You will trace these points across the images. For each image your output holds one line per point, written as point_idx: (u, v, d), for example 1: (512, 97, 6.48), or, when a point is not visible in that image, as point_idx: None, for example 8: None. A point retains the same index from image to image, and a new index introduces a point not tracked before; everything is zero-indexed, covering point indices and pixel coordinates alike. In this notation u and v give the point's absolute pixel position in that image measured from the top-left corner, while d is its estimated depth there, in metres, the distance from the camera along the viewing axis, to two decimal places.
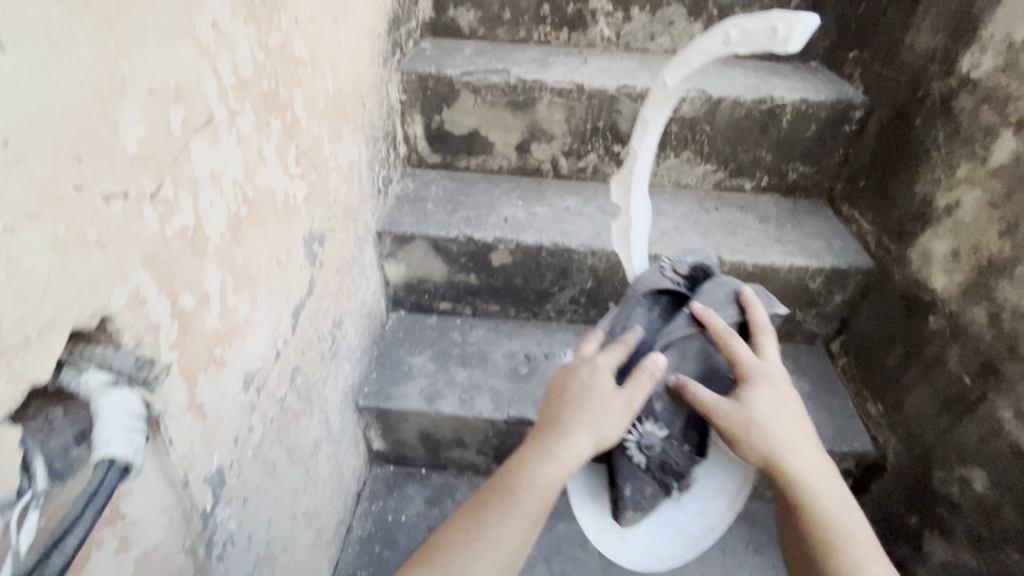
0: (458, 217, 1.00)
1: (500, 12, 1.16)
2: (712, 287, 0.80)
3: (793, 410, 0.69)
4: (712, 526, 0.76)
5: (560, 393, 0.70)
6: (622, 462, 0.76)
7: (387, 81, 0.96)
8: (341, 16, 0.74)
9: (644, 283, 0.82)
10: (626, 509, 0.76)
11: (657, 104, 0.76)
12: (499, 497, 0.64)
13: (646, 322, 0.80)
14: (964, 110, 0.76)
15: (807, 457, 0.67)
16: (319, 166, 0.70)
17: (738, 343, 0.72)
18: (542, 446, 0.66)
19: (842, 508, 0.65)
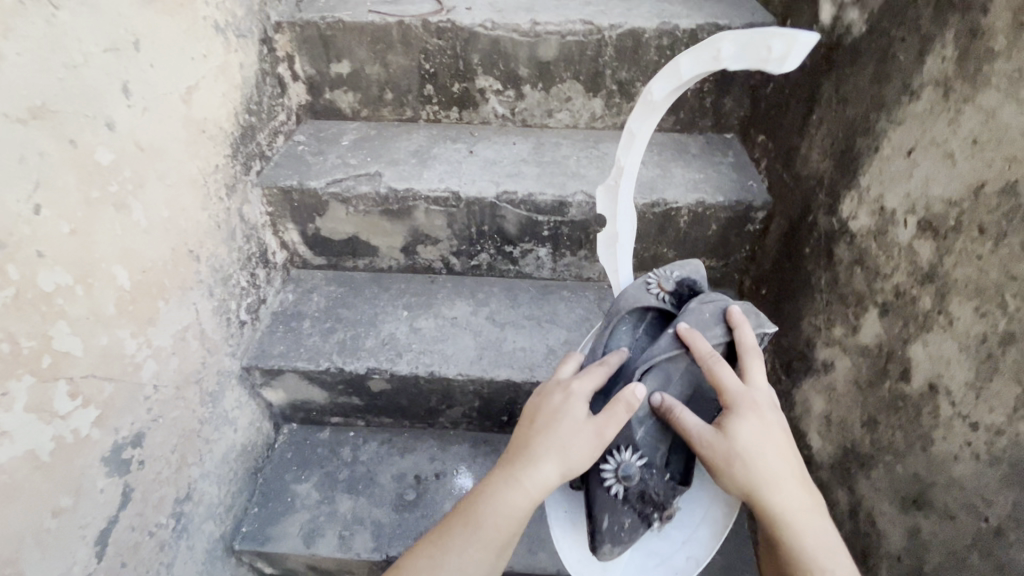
0: (333, 342, 0.95)
1: (381, 93, 1.05)
2: (698, 305, 0.70)
3: (783, 443, 0.61)
4: (697, 558, 0.69)
5: (532, 415, 0.67)
6: (599, 493, 0.67)
7: (237, 208, 0.88)
8: (138, 190, 0.66)
9: (626, 300, 0.74)
10: (604, 544, 0.66)
11: (640, 114, 0.68)
12: (464, 525, 0.62)
13: (630, 340, 0.73)
14: (842, 262, 0.68)
15: (795, 495, 0.59)
16: (121, 371, 0.64)
17: (724, 368, 0.64)
18: (509, 477, 0.62)
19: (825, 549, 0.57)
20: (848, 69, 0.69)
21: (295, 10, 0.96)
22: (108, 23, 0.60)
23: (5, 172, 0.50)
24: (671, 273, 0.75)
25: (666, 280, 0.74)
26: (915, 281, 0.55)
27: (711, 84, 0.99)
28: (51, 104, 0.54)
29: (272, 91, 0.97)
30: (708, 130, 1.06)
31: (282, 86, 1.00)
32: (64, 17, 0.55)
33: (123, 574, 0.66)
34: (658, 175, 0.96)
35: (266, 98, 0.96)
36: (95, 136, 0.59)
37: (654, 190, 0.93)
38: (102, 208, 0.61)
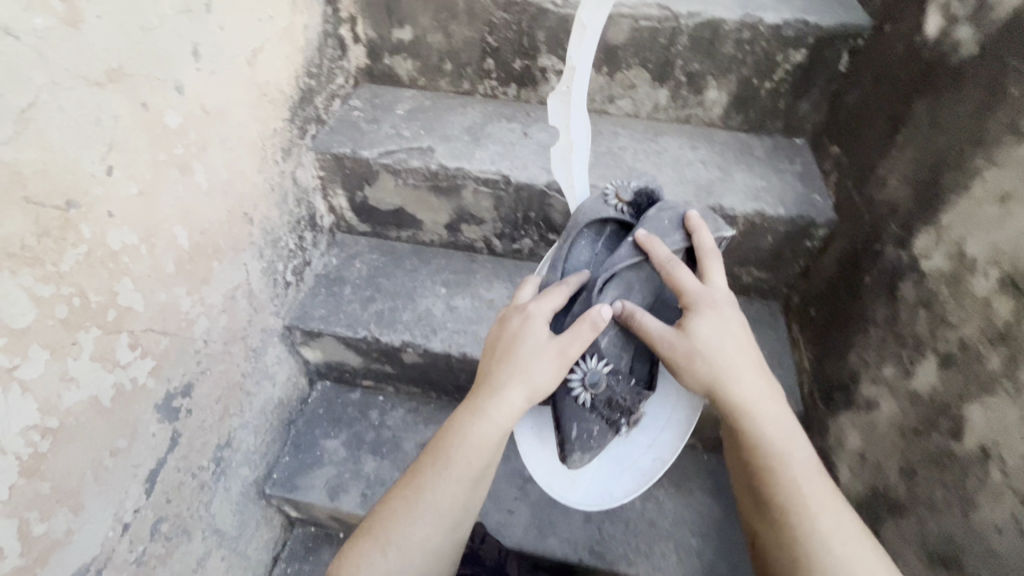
0: (372, 311, 0.97)
1: (440, 63, 1.02)
2: (657, 214, 0.78)
3: (741, 337, 0.67)
4: (662, 459, 0.78)
5: (493, 346, 0.72)
6: (568, 405, 0.75)
7: (291, 171, 0.89)
8: (201, 152, 0.67)
9: (586, 213, 0.81)
10: (574, 451, 0.74)
11: (590, 5, 0.74)
12: (432, 461, 0.67)
13: (589, 254, 0.81)
14: (905, 300, 0.64)
15: (752, 384, 0.65)
16: (176, 325, 0.68)
17: (682, 272, 0.71)
18: (474, 411, 0.67)
19: (787, 435, 0.62)
20: (948, 92, 0.63)
21: None
22: None
23: (84, 134, 0.51)
24: (628, 184, 0.82)
25: (625, 192, 0.82)
26: (985, 338, 0.52)
27: (788, 85, 0.93)
28: (126, 68, 0.55)
29: (333, 53, 0.97)
30: (776, 132, 1.00)
31: (342, 47, 0.99)
32: None
33: (167, 509, 0.72)
34: (717, 178, 0.92)
35: (326, 59, 0.95)
36: (165, 99, 0.60)
37: (711, 194, 0.89)
38: (168, 169, 0.62)
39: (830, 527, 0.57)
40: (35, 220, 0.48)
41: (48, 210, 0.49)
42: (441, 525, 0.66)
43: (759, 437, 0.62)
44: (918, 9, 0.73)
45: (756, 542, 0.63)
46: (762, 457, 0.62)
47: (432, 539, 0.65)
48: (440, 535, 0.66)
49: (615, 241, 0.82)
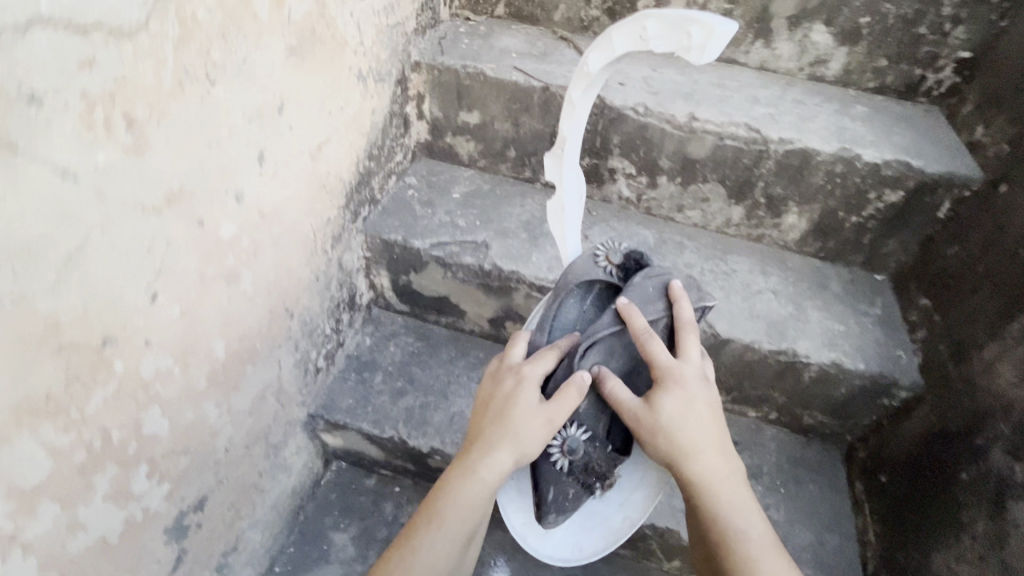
0: (402, 407, 0.91)
1: (504, 149, 0.97)
2: (642, 280, 0.72)
3: (705, 415, 0.65)
4: (631, 519, 0.74)
5: (483, 403, 0.69)
6: (545, 466, 0.70)
7: (338, 256, 0.84)
8: (251, 258, 0.62)
9: (575, 272, 0.73)
10: (550, 514, 0.70)
11: (579, 83, 0.64)
12: (426, 521, 0.65)
13: (577, 312, 0.74)
14: (1017, 526, 0.57)
15: (714, 465, 0.63)
16: (199, 441, 0.62)
17: (655, 342, 0.66)
18: (467, 470, 0.65)
19: (747, 522, 0.61)
20: None
21: (440, 52, 0.91)
22: (259, 90, 0.55)
23: (132, 266, 0.46)
24: (619, 246, 0.75)
25: (615, 253, 0.74)
26: None
27: (877, 222, 0.86)
28: (187, 187, 0.50)
29: (396, 131, 0.92)
30: (855, 265, 0.93)
31: (406, 125, 0.95)
32: (219, 93, 0.50)
33: None
34: (790, 315, 0.85)
35: (389, 139, 0.90)
36: (222, 211, 0.55)
37: (783, 335, 0.82)
38: (215, 283, 0.57)
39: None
40: (66, 368, 0.43)
41: (81, 355, 0.44)
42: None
43: (720, 521, 0.61)
44: None
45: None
46: (720, 543, 0.61)
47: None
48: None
49: (606, 302, 0.75)
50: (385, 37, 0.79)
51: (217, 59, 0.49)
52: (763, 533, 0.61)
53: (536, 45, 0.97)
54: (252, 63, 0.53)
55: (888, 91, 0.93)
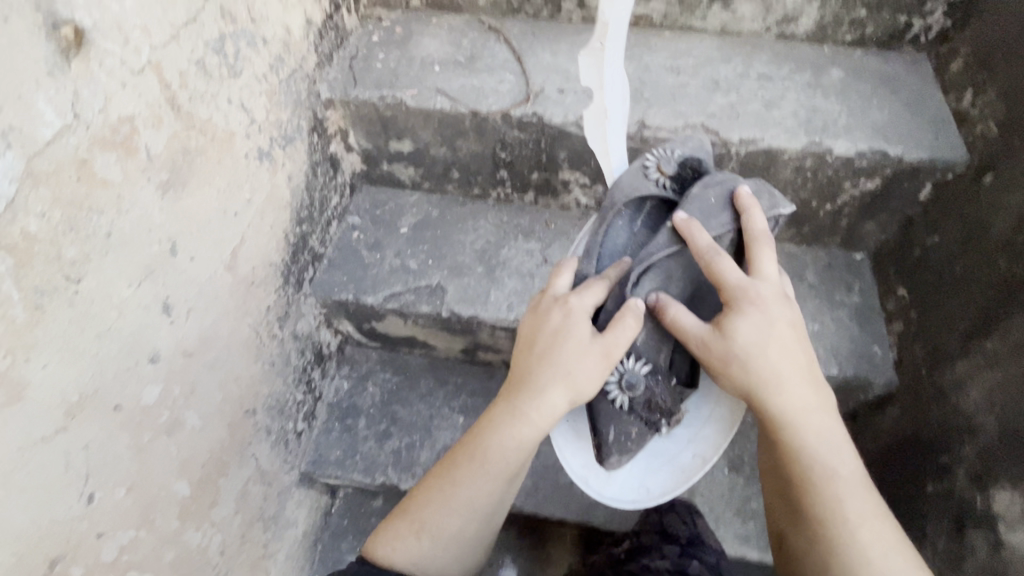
0: (389, 451, 0.93)
1: (447, 171, 0.89)
2: (701, 189, 0.66)
3: (786, 334, 0.59)
4: (703, 456, 0.72)
5: (531, 339, 0.63)
6: (603, 405, 0.69)
7: (291, 330, 0.81)
8: (190, 397, 0.61)
9: (623, 189, 0.69)
10: (612, 454, 0.69)
11: None
12: (470, 457, 0.61)
13: (627, 235, 0.71)
14: (973, 553, 0.60)
15: (797, 392, 0.58)
16: (190, 564, 0.65)
17: (724, 260, 0.61)
18: (516, 409, 0.60)
19: (831, 447, 0.57)
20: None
21: (353, 82, 0.80)
22: (138, 250, 0.50)
23: (54, 487, 0.45)
24: (672, 153, 0.70)
25: (667, 162, 0.69)
26: None
27: (853, 208, 0.79)
28: (88, 390, 0.47)
29: (325, 177, 0.84)
30: (833, 247, 0.87)
31: (336, 164, 0.87)
32: (87, 285, 0.45)
33: None
34: None
35: (319, 189, 0.83)
36: (139, 381, 0.53)
37: None
38: (156, 442, 0.56)
39: (872, 544, 0.53)
40: None
41: None
42: (475, 518, 0.61)
43: (802, 447, 0.57)
44: None
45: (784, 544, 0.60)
46: (801, 469, 0.56)
47: (467, 529, 0.61)
48: (475, 527, 0.61)
49: (657, 220, 0.71)
50: (282, 95, 0.69)
51: (71, 255, 0.43)
52: (850, 459, 0.56)
53: (462, 47, 0.84)
54: (118, 231, 0.47)
55: (868, 42, 0.81)
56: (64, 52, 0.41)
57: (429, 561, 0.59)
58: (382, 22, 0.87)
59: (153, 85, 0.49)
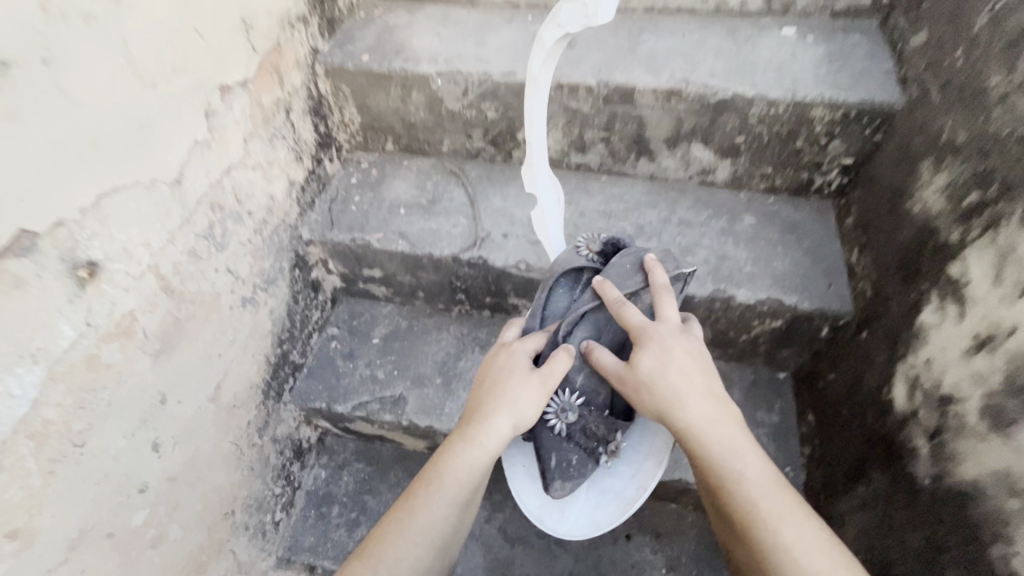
0: (358, 539, 1.03)
1: (413, 291, 1.02)
2: (619, 259, 0.73)
3: (686, 362, 0.62)
4: (645, 485, 0.71)
5: (482, 378, 0.68)
6: (545, 437, 0.71)
7: (270, 435, 0.94)
8: (172, 512, 0.73)
9: (557, 262, 0.75)
10: (556, 479, 0.70)
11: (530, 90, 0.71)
12: (427, 484, 0.61)
13: (567, 301, 0.75)
14: None
15: (697, 406, 0.60)
16: None
17: (629, 305, 0.67)
18: (468, 435, 0.63)
19: (737, 452, 0.58)
20: (902, 495, 0.62)
21: (330, 225, 0.94)
22: (134, 408, 0.63)
23: None
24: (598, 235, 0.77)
25: (594, 241, 0.76)
26: None
27: (766, 340, 0.88)
28: (87, 526, 0.60)
29: (306, 299, 0.98)
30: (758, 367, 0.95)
31: (317, 286, 1.01)
32: (90, 446, 0.58)
33: None
34: None
35: (300, 311, 0.96)
36: (129, 509, 0.65)
37: (676, 464, 0.88)
38: (142, 556, 0.68)
39: (796, 543, 0.52)
40: None
41: None
42: (432, 550, 0.60)
43: (709, 459, 0.58)
44: (891, 356, 0.68)
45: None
46: (712, 477, 0.57)
47: (423, 563, 0.60)
48: (430, 560, 0.60)
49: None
50: (264, 248, 0.83)
51: (78, 427, 0.56)
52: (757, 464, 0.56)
53: (425, 190, 0.98)
54: (117, 398, 0.61)
55: (779, 191, 0.91)
56: (80, 283, 0.54)
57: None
58: (361, 164, 1.02)
59: (150, 281, 0.63)
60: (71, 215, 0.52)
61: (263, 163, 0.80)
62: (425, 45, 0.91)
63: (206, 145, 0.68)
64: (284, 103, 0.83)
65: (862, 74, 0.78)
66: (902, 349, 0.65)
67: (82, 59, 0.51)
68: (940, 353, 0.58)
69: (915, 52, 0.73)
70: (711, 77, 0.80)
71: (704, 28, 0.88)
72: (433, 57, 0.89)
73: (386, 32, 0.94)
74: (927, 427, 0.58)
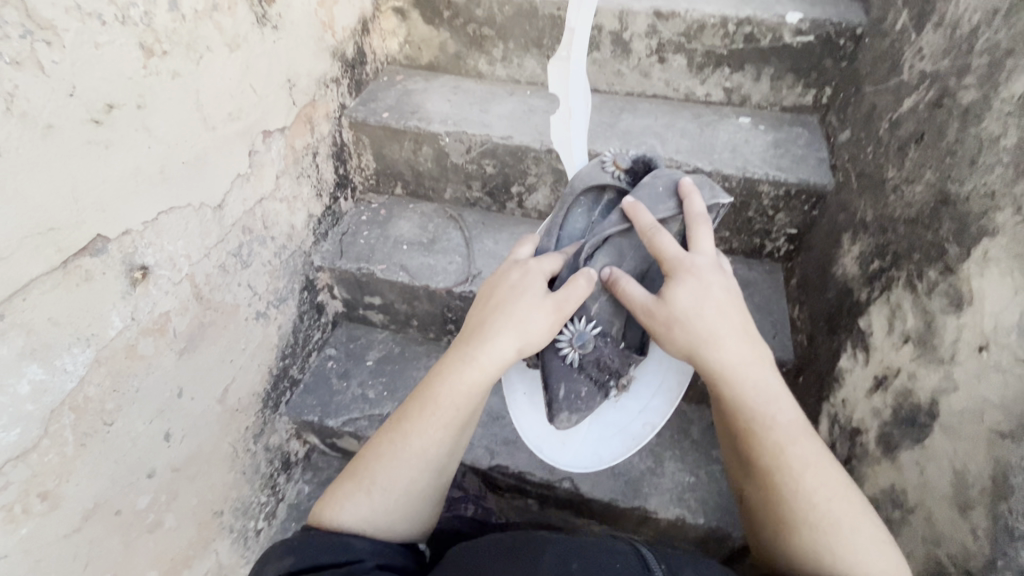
0: None
1: (408, 319, 1.12)
2: (652, 180, 0.80)
3: (719, 301, 0.68)
4: (652, 423, 0.87)
5: (488, 298, 0.77)
6: (558, 365, 0.83)
7: (264, 443, 1.01)
8: (171, 502, 0.79)
9: (583, 179, 0.85)
10: (563, 410, 0.82)
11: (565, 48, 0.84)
12: (419, 409, 0.74)
13: (585, 221, 0.86)
14: None
15: (732, 348, 0.66)
16: None
17: (664, 238, 0.72)
18: (462, 360, 0.73)
19: (765, 398, 0.64)
20: None
21: (339, 255, 1.05)
22: (156, 397, 0.72)
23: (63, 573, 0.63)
24: (626, 154, 0.85)
25: (622, 159, 0.85)
26: None
27: None
28: (101, 500, 0.66)
29: (310, 320, 1.08)
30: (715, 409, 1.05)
31: (322, 308, 1.11)
32: (117, 426, 0.66)
33: None
34: (648, 469, 0.98)
35: (304, 330, 1.06)
36: (137, 492, 0.72)
37: (637, 493, 0.96)
38: (140, 539, 0.74)
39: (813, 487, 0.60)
40: None
41: None
42: (421, 469, 0.73)
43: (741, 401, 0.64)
44: (818, 398, 0.78)
45: (752, 512, 0.66)
46: (743, 420, 0.63)
47: (414, 476, 0.73)
48: (420, 474, 0.73)
49: (612, 207, 0.86)
50: (282, 270, 0.94)
51: (111, 407, 0.65)
52: (786, 406, 0.62)
53: (427, 230, 1.11)
54: (144, 386, 0.69)
55: (737, 252, 1.04)
56: (133, 284, 0.65)
57: (382, 508, 0.72)
58: (372, 204, 1.16)
59: (187, 288, 0.73)
60: (137, 227, 0.63)
61: (290, 196, 0.93)
62: (437, 109, 1.06)
63: (246, 178, 0.81)
64: (313, 147, 0.97)
65: (802, 160, 0.94)
66: (826, 390, 0.76)
67: (165, 103, 0.63)
68: (851, 392, 0.69)
69: (843, 145, 0.88)
70: (677, 153, 0.95)
71: (673, 112, 1.05)
72: (444, 119, 1.04)
73: (405, 95, 1.09)
74: (844, 456, 0.68)
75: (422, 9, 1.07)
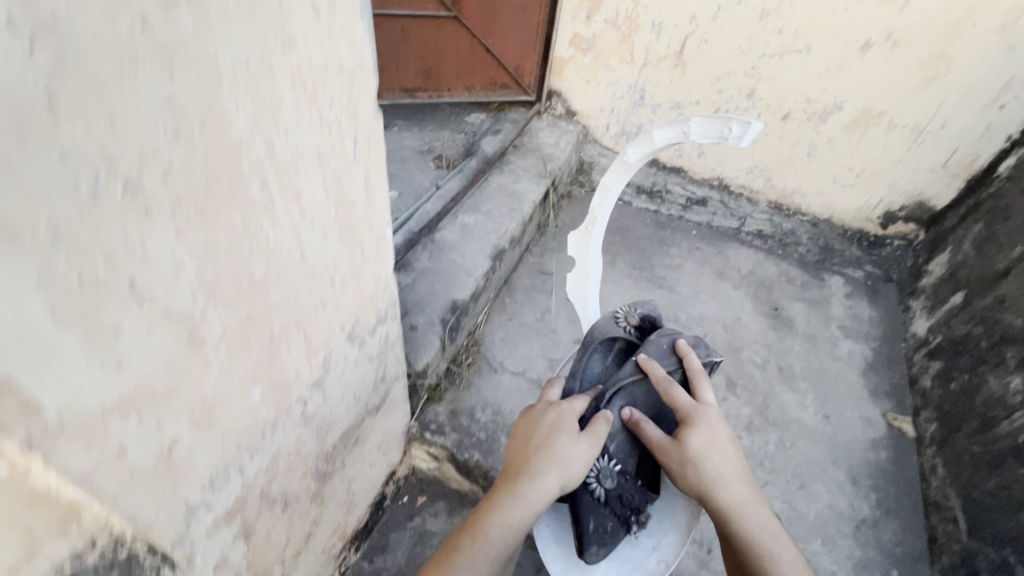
0: None
1: None
2: (657, 337, 0.79)
3: (728, 443, 0.69)
4: (667, 561, 0.73)
5: (527, 434, 0.68)
6: (584, 500, 0.70)
7: None
8: None
9: (596, 329, 0.81)
10: (591, 546, 0.69)
11: (614, 172, 0.85)
12: (467, 543, 0.62)
13: (602, 366, 0.80)
14: None
15: (737, 490, 0.66)
16: None
17: (677, 390, 0.71)
18: (513, 493, 0.63)
19: (773, 539, 0.65)
20: None
21: None
22: None
23: None
24: (634, 309, 0.84)
25: (632, 315, 0.84)
26: None
27: None
28: None
29: None
30: None
31: None
32: None
33: None
34: None
35: None
36: None
37: None
38: None
39: None
40: None
41: None
42: None
43: (749, 541, 0.65)
44: None
45: None
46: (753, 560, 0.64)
47: None
48: None
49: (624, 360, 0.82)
50: None
51: None
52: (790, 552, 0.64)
53: None
54: None
55: None
56: None
57: None
58: None
59: None
60: None
61: None
62: None
63: None
64: None
65: None
66: None
67: None
68: None
69: None
70: None
71: None
72: None
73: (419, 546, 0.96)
74: None
75: (457, 467, 0.94)
